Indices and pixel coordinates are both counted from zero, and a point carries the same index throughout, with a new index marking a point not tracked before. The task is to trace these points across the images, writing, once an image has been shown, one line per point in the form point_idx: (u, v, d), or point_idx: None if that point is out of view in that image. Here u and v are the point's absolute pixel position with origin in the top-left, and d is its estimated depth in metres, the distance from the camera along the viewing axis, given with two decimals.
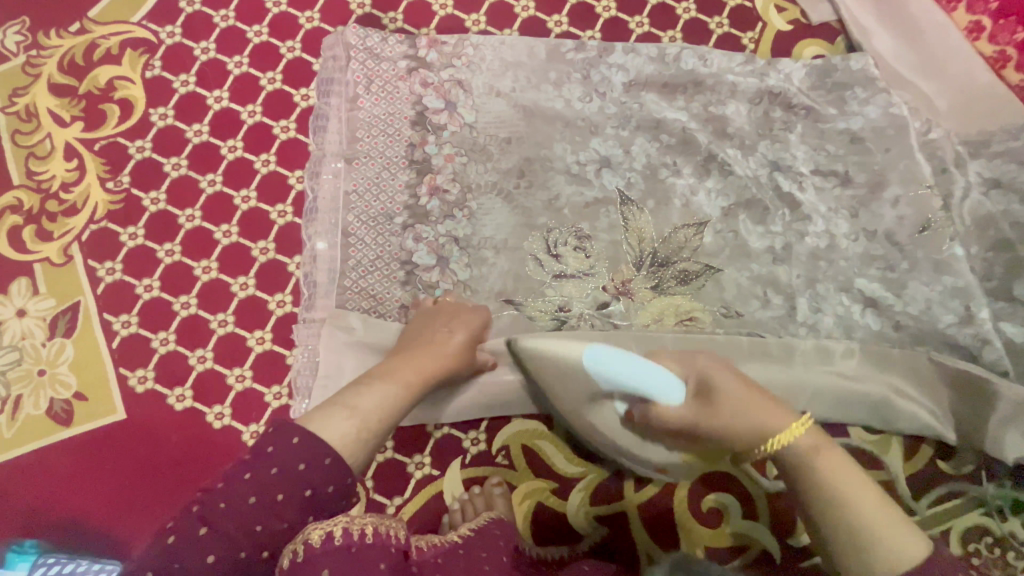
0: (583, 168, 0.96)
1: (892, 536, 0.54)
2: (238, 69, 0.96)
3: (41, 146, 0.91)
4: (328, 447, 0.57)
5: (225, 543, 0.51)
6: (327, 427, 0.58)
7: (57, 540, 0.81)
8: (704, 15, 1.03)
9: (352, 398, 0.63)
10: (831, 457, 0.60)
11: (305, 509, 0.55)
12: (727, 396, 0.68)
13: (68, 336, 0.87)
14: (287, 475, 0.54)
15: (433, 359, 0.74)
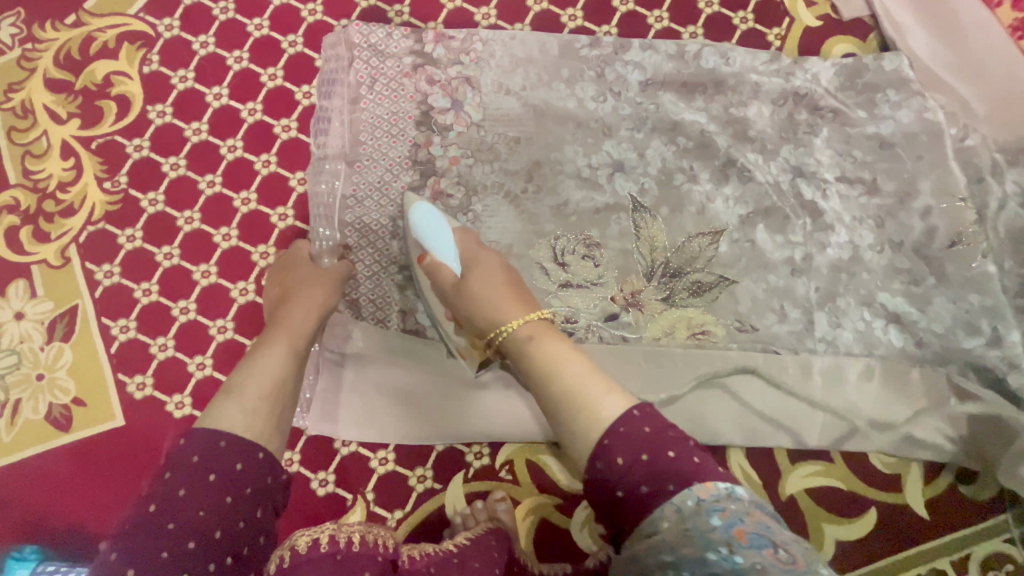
0: (594, 172, 0.92)
1: (581, 406, 0.63)
2: (238, 65, 0.92)
3: (37, 144, 0.89)
4: (219, 430, 0.57)
5: (144, 550, 0.51)
6: (212, 419, 0.59)
7: (58, 546, 0.81)
8: (727, 9, 0.97)
9: (230, 384, 0.64)
10: (547, 344, 0.70)
11: (216, 492, 0.54)
12: (482, 290, 0.77)
13: (66, 340, 0.86)
14: (184, 468, 0.55)
15: (291, 319, 0.75)
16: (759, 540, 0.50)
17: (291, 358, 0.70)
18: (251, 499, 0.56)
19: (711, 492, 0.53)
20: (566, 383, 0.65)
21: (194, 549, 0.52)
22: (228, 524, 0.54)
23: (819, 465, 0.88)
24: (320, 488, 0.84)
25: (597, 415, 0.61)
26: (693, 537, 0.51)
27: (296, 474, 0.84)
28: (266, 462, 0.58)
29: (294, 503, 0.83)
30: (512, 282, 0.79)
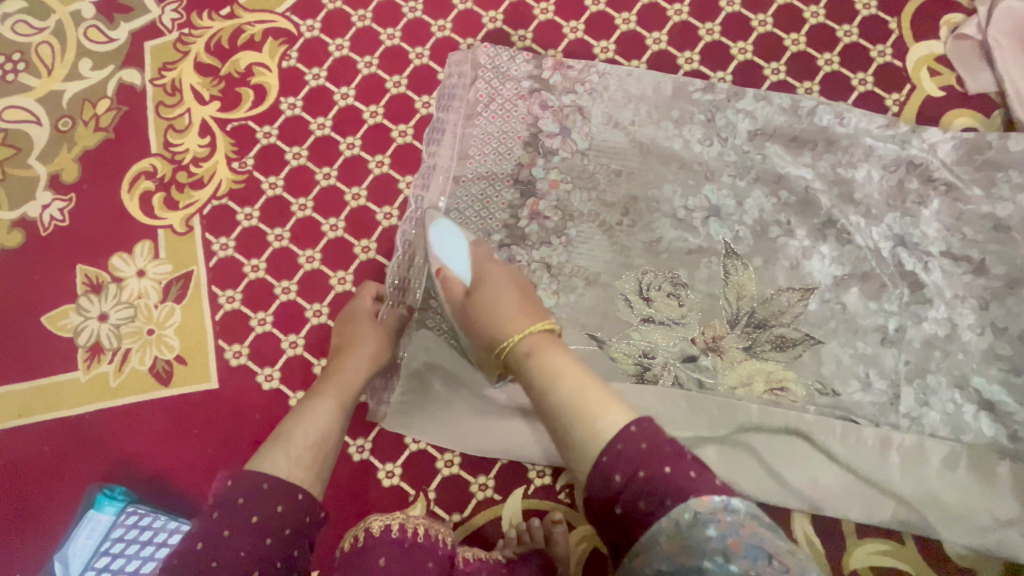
0: (691, 214, 0.93)
1: (588, 415, 0.56)
2: (367, 69, 0.98)
3: (180, 120, 0.97)
4: (263, 474, 0.59)
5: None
6: (260, 462, 0.61)
7: (145, 490, 0.87)
8: (847, 69, 0.97)
9: (280, 432, 0.65)
10: (551, 353, 0.66)
11: (257, 533, 0.56)
12: (493, 302, 0.76)
13: (178, 302, 0.92)
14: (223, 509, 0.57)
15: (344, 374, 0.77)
16: (756, 551, 0.46)
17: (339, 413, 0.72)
18: (288, 543, 0.58)
19: (706, 505, 0.48)
20: (567, 392, 0.60)
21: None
22: (267, 565, 0.56)
23: (888, 546, 0.85)
24: (385, 479, 0.87)
25: (596, 417, 0.55)
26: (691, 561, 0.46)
27: (365, 462, 0.88)
28: (305, 503, 0.60)
29: (359, 489, 0.87)
30: (522, 297, 0.78)
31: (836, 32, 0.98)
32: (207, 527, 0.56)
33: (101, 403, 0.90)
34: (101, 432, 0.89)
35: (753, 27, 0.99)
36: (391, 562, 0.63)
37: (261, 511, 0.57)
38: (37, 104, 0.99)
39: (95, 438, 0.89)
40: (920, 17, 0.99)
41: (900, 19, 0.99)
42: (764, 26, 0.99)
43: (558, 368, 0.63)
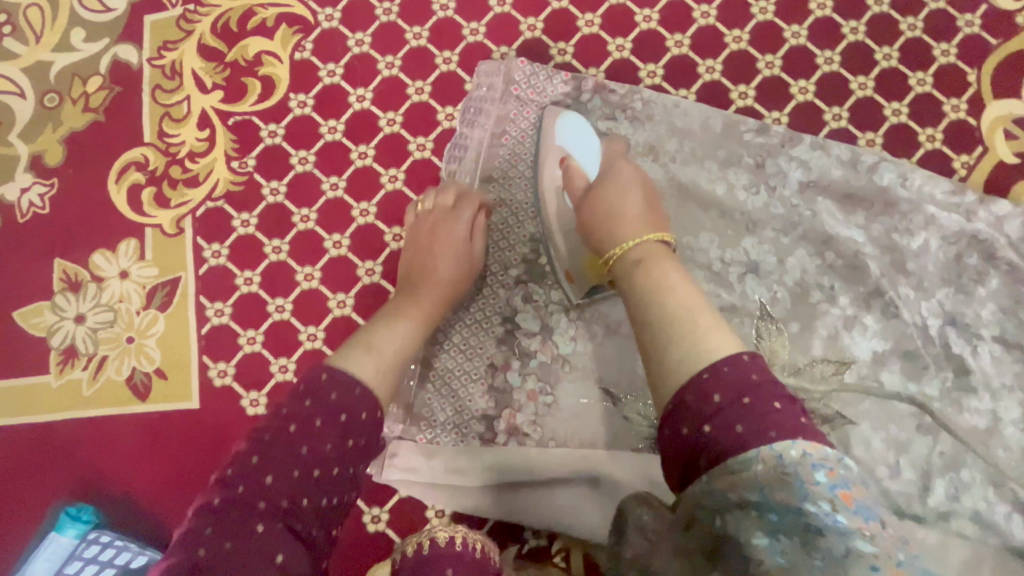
0: (726, 267, 0.85)
1: (692, 336, 0.55)
2: (388, 71, 0.89)
3: (177, 109, 0.88)
4: (339, 372, 0.59)
5: (268, 470, 0.53)
6: (350, 360, 0.62)
7: (113, 512, 0.81)
8: (916, 122, 0.88)
9: (366, 339, 0.67)
10: (677, 275, 0.62)
11: (341, 433, 0.56)
12: (611, 208, 0.72)
13: (162, 310, 0.85)
14: (325, 406, 0.57)
15: (429, 290, 0.77)
16: (865, 511, 0.44)
17: (415, 336, 0.72)
18: (355, 457, 0.57)
19: (819, 450, 0.46)
20: (672, 306, 0.58)
21: (304, 495, 0.53)
22: (338, 466, 0.56)
23: None
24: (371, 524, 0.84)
25: (702, 350, 0.53)
26: (753, 484, 0.46)
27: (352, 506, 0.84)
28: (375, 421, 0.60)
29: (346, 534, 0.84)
30: (650, 219, 0.70)
31: (908, 79, 0.88)
32: (301, 414, 0.56)
33: (72, 413, 0.84)
34: (70, 443, 0.83)
35: (818, 64, 0.89)
36: (458, 572, 0.69)
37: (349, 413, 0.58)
38: (21, 74, 0.90)
39: (64, 450, 0.83)
40: (1008, 69, 0.88)
41: (982, 70, 0.88)
42: (831, 65, 0.89)
43: (673, 291, 0.60)
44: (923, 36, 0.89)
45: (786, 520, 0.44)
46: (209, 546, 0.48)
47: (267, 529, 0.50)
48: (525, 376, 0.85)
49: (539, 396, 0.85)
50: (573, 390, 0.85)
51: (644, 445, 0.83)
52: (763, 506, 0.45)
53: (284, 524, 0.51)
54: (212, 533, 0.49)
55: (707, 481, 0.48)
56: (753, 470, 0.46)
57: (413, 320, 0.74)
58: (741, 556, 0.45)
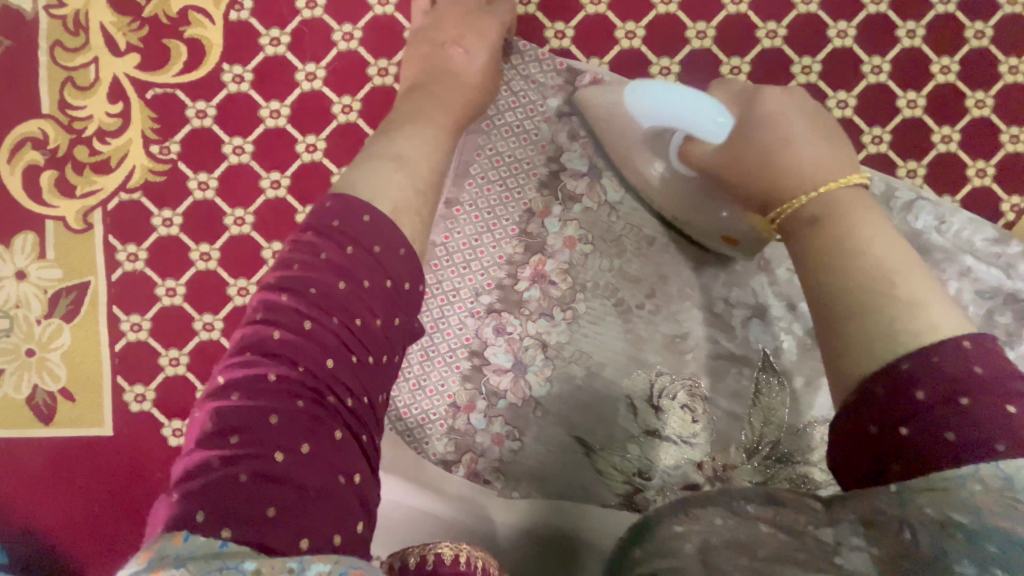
0: (729, 309, 0.76)
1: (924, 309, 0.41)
2: (345, 43, 0.72)
3: (83, 74, 0.72)
4: (368, 208, 0.47)
5: (317, 355, 0.41)
6: (372, 185, 0.49)
7: (19, 542, 0.73)
8: (965, 154, 0.75)
9: (393, 150, 0.53)
10: (867, 223, 0.46)
11: (338, 348, 0.42)
12: (779, 126, 0.55)
13: (67, 319, 0.72)
14: (365, 257, 0.45)
15: (456, 87, 0.63)
16: None
17: (445, 136, 0.58)
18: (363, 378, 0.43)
19: None
20: (871, 268, 0.44)
21: (357, 395, 0.43)
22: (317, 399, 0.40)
23: None
24: None
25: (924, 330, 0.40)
26: (964, 504, 0.35)
27: None
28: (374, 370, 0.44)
29: None
30: (821, 132, 0.55)
31: (965, 100, 0.75)
32: (286, 315, 0.42)
33: None
34: None
35: (862, 73, 0.76)
36: None
37: (345, 320, 0.43)
38: None
39: None
40: None
41: None
42: (878, 75, 0.76)
43: (873, 241, 0.45)
44: (991, 47, 0.75)
45: (1012, 555, 0.32)
46: (212, 531, 0.34)
47: (323, 449, 0.39)
48: (490, 418, 0.75)
49: (504, 441, 0.75)
50: (543, 436, 0.75)
51: (617, 502, 0.72)
52: (977, 532, 0.34)
53: (343, 434, 0.41)
54: (222, 502, 0.36)
55: (894, 489, 0.38)
56: (970, 488, 0.36)
57: (444, 123, 0.59)
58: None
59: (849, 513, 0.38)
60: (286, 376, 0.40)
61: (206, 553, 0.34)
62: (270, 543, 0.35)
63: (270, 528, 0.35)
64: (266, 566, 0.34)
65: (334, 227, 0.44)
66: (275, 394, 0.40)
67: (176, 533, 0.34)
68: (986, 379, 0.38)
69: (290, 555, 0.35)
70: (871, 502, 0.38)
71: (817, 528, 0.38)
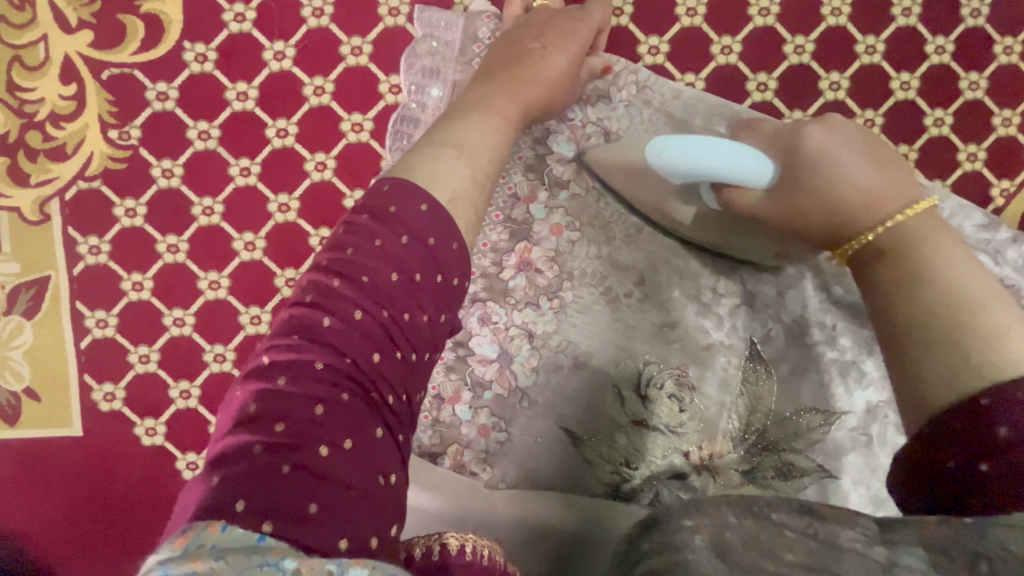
0: (717, 298, 0.74)
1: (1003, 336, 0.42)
2: (315, 19, 0.68)
3: (31, 52, 0.67)
4: (423, 194, 0.44)
5: (366, 347, 0.39)
6: (435, 173, 0.46)
7: None
8: (958, 136, 0.74)
9: (454, 136, 0.50)
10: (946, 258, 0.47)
11: (385, 340, 0.40)
12: (826, 158, 0.52)
13: (28, 316, 0.69)
14: (419, 250, 0.43)
15: (531, 84, 0.58)
16: None
17: (509, 130, 0.54)
18: (407, 375, 0.41)
19: None
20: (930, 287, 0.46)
21: (399, 392, 0.41)
22: (361, 393, 0.38)
23: None
24: None
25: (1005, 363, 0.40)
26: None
27: None
28: (412, 366, 0.42)
29: None
30: (872, 154, 0.53)
31: (959, 81, 0.73)
32: (334, 300, 0.40)
33: None
34: None
35: (856, 53, 0.74)
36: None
37: (395, 313, 0.40)
38: None
39: None
40: None
41: None
42: (872, 55, 0.73)
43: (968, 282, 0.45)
44: (987, 26, 0.73)
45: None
46: (252, 523, 0.32)
47: (364, 444, 0.37)
48: (475, 409, 0.73)
49: (491, 433, 0.73)
50: (531, 428, 0.73)
51: (604, 492, 0.72)
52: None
53: (383, 432, 0.39)
54: (263, 495, 0.33)
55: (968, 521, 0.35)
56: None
57: (509, 115, 0.55)
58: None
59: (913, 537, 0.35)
60: (334, 364, 0.38)
61: (245, 547, 0.31)
62: (308, 542, 0.32)
63: (309, 525, 0.33)
64: (306, 565, 0.30)
65: (391, 213, 0.42)
66: (324, 383, 0.37)
67: (213, 521, 0.31)
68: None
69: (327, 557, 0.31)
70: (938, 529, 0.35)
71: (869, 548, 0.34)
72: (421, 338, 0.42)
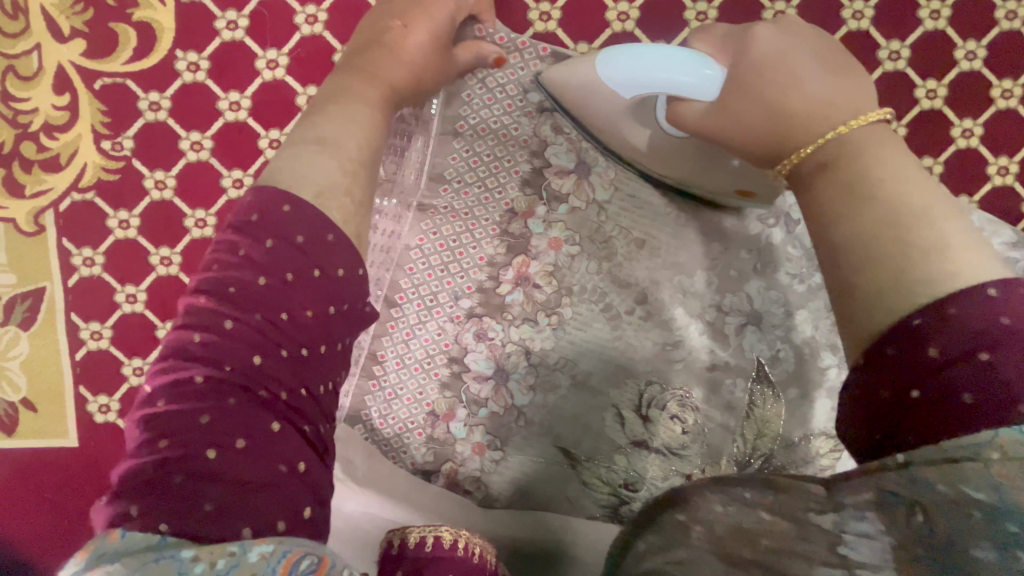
0: (723, 317, 0.70)
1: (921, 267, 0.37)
2: (309, 26, 0.66)
3: (25, 62, 0.66)
4: (289, 195, 0.43)
5: (243, 353, 0.38)
6: (300, 176, 0.45)
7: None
8: (989, 148, 0.69)
9: (325, 132, 0.49)
10: (883, 165, 0.41)
11: (264, 340, 0.39)
12: (778, 66, 0.46)
13: (24, 328, 0.69)
14: (287, 250, 0.41)
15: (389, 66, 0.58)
16: None
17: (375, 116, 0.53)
18: (297, 369, 0.40)
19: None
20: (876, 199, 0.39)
21: (291, 387, 0.39)
22: (244, 397, 0.37)
23: None
24: None
25: (942, 276, 0.36)
26: (980, 479, 0.31)
27: None
28: (300, 361, 0.40)
29: None
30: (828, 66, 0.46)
31: (989, 89, 0.69)
32: (203, 314, 0.39)
33: None
34: None
35: (879, 59, 0.69)
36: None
37: (269, 312, 0.39)
38: None
39: None
40: None
41: None
42: (896, 62, 0.69)
43: (888, 180, 0.40)
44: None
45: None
46: (152, 524, 0.32)
47: (259, 442, 0.37)
48: (470, 427, 0.70)
49: (486, 450, 0.70)
50: (526, 446, 0.70)
51: (602, 514, 0.69)
52: (996, 509, 0.30)
53: (280, 426, 0.38)
54: (159, 500, 0.33)
55: (902, 463, 0.33)
56: (983, 458, 0.31)
57: (371, 97, 0.54)
58: (949, 566, 0.29)
59: (855, 492, 0.34)
60: (215, 374, 0.37)
61: (145, 547, 0.32)
62: (211, 533, 0.33)
63: (211, 523, 0.33)
64: (205, 551, 0.32)
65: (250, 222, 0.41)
66: (203, 395, 0.37)
67: (111, 530, 0.32)
68: (1013, 332, 0.33)
69: (230, 540, 0.33)
70: (872, 484, 0.34)
71: (820, 513, 0.34)
72: (311, 328, 0.40)
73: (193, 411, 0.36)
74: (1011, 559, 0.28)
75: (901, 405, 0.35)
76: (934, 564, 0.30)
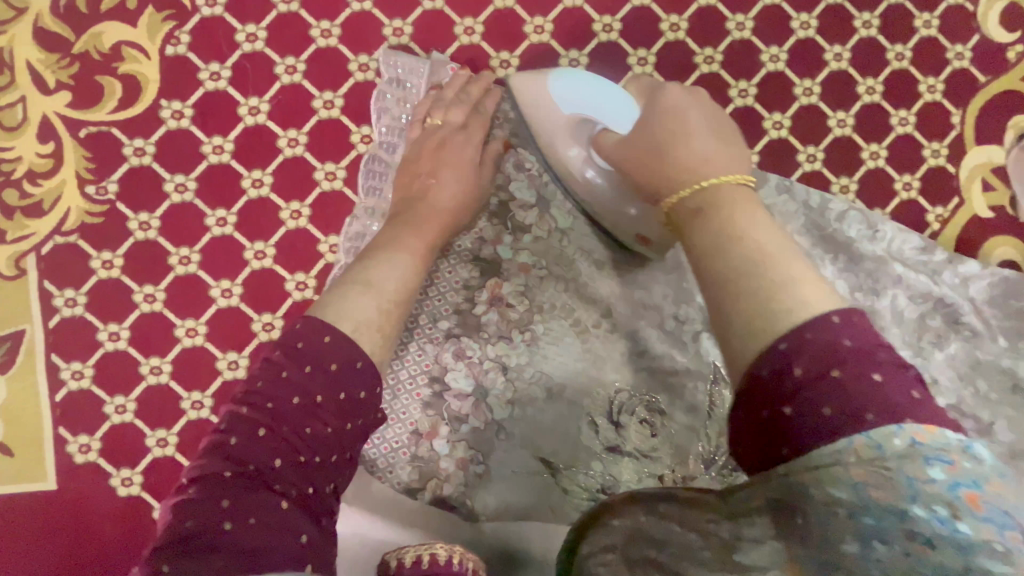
0: (680, 325, 0.77)
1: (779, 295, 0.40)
2: (288, 77, 0.72)
3: (10, 113, 0.69)
4: (328, 327, 0.48)
5: (267, 457, 0.42)
6: (342, 309, 0.51)
7: None
8: (893, 167, 0.80)
9: (364, 274, 0.55)
10: (745, 213, 0.45)
11: (288, 440, 0.43)
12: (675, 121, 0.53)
13: (3, 371, 0.69)
14: (313, 350, 0.47)
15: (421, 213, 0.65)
16: (1000, 517, 0.33)
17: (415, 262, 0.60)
18: (311, 446, 0.44)
19: (935, 439, 0.34)
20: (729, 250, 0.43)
21: (307, 488, 0.44)
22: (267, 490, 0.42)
23: None
24: None
25: (797, 306, 0.39)
26: (841, 480, 0.35)
27: None
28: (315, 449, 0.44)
29: None
30: (720, 133, 0.52)
31: (890, 118, 0.80)
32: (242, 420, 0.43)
33: None
34: None
35: (795, 95, 0.79)
36: None
37: (282, 400, 0.44)
38: None
39: None
40: (988, 116, 0.80)
41: (965, 113, 0.80)
42: (810, 97, 0.79)
43: (752, 230, 0.43)
44: (909, 68, 0.80)
45: (884, 525, 0.34)
46: None
47: (273, 518, 0.41)
48: (453, 443, 0.73)
49: (469, 465, 0.73)
50: (507, 460, 0.74)
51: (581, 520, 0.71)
52: (859, 507, 0.35)
53: (289, 505, 0.42)
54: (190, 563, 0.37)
55: (778, 473, 0.38)
56: (844, 461, 0.35)
57: (415, 246, 0.61)
58: (830, 563, 0.35)
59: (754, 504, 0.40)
60: (241, 471, 0.42)
61: None
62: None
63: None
64: None
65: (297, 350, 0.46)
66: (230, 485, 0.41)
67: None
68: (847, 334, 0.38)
69: None
70: (761, 494, 0.39)
71: (725, 514, 0.41)
72: (333, 409, 0.46)
73: (220, 496, 0.40)
74: (870, 551, 0.34)
75: (773, 425, 0.38)
76: (823, 563, 0.35)
